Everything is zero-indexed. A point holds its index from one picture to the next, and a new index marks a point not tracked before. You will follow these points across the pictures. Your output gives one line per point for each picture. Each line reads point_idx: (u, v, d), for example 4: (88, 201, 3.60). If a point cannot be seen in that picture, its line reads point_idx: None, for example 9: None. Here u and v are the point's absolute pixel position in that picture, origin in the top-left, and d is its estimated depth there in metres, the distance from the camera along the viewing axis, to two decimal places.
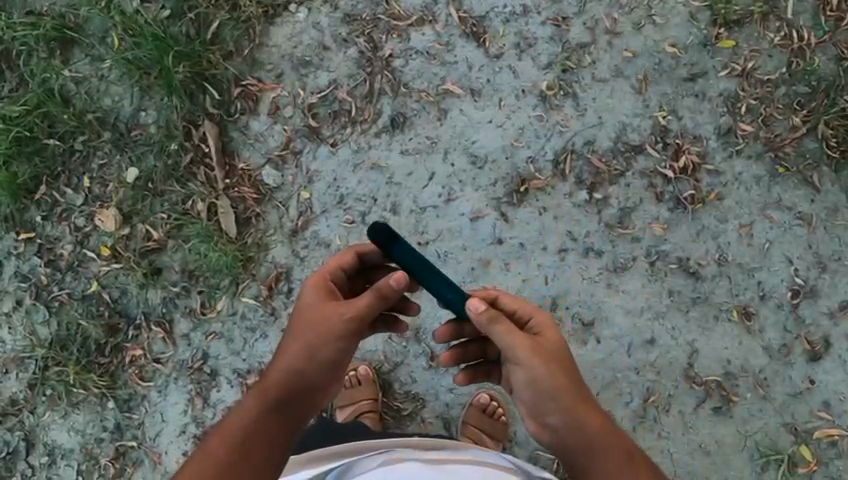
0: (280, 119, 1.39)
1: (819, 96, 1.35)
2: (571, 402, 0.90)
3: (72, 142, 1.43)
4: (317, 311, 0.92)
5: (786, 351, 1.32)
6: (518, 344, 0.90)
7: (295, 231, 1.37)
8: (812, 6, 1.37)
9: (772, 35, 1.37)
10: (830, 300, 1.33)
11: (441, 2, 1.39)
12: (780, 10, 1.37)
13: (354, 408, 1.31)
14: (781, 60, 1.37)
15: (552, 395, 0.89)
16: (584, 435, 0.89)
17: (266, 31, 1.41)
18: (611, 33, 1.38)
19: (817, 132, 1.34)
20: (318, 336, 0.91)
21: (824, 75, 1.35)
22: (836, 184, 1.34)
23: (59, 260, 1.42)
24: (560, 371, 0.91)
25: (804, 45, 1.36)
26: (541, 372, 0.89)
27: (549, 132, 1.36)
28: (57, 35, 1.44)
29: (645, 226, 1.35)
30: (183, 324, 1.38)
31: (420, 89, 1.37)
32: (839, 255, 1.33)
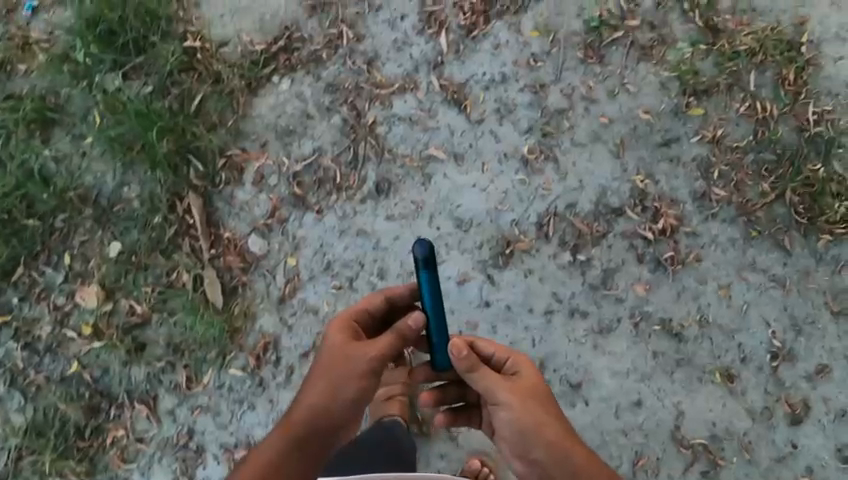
0: (266, 189, 1.39)
1: (784, 164, 1.39)
2: (549, 434, 1.02)
3: (52, 220, 1.41)
4: (340, 351, 1.08)
5: (769, 414, 1.34)
6: (498, 386, 1.04)
7: (283, 299, 1.35)
8: (772, 80, 1.42)
9: (738, 104, 1.42)
10: (808, 363, 1.35)
11: (422, 71, 1.43)
12: (744, 83, 1.42)
13: (383, 392, 1.30)
14: (748, 129, 1.41)
15: (531, 430, 1.02)
16: (562, 462, 1.01)
17: (250, 102, 1.43)
18: (587, 99, 1.43)
19: (785, 200, 1.38)
20: (342, 371, 1.07)
21: (787, 144, 1.40)
22: (806, 248, 1.38)
23: (37, 341, 1.38)
24: (537, 408, 1.03)
25: (767, 115, 1.41)
26: (520, 409, 1.02)
27: (531, 196, 1.39)
28: (37, 116, 1.44)
29: (628, 287, 1.37)
30: (168, 399, 1.34)
31: (405, 155, 1.39)
32: (813, 317, 1.36)
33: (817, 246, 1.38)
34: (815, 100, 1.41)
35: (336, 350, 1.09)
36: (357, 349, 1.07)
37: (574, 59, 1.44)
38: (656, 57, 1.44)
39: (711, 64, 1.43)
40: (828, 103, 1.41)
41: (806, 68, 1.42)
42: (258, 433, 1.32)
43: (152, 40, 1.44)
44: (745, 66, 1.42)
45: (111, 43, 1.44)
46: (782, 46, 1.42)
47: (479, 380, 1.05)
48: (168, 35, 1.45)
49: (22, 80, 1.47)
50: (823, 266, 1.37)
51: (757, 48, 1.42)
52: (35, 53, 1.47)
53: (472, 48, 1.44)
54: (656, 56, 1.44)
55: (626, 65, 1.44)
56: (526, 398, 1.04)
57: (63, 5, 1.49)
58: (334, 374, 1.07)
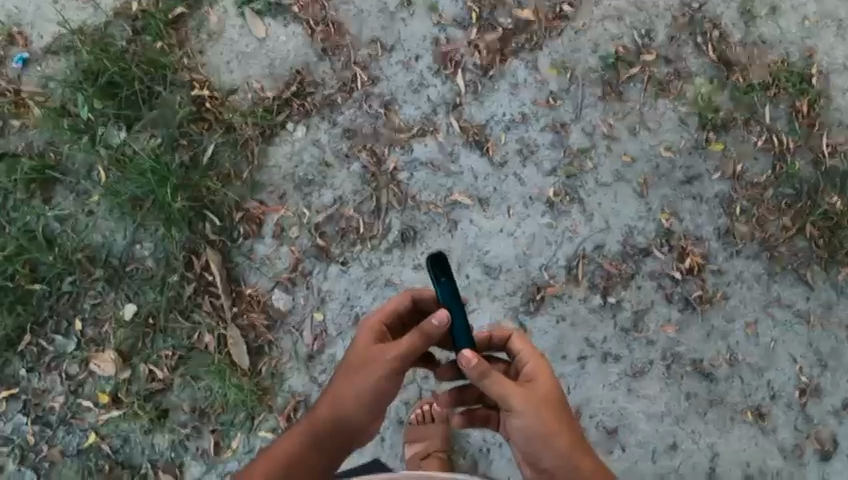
0: (287, 240, 1.34)
1: (804, 197, 1.38)
2: (560, 444, 0.95)
3: (60, 284, 1.36)
4: (364, 355, 0.98)
5: (799, 452, 1.32)
6: (510, 393, 0.94)
7: (312, 356, 1.30)
8: (786, 112, 1.41)
9: (755, 138, 1.41)
10: (834, 398, 1.33)
11: (440, 112, 1.40)
12: (760, 115, 1.41)
13: (422, 447, 1.21)
14: (767, 163, 1.40)
15: (541, 440, 0.95)
16: (574, 473, 0.95)
17: (265, 151, 1.38)
18: (609, 138, 1.41)
19: (804, 233, 1.37)
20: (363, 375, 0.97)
21: (806, 178, 1.39)
22: (828, 281, 1.36)
23: (49, 414, 1.33)
24: (551, 417, 0.95)
25: (784, 149, 1.40)
26: (533, 419, 0.94)
27: (559, 239, 1.36)
28: (38, 174, 1.39)
29: (658, 329, 1.35)
30: (194, 467, 1.29)
31: (429, 201, 1.35)
32: (837, 352, 1.35)
33: (838, 279, 1.36)
34: (827, 132, 1.41)
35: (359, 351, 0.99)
36: (381, 353, 0.97)
37: (592, 96, 1.43)
38: (673, 93, 1.43)
39: (727, 98, 1.42)
40: (840, 135, 1.41)
41: (818, 99, 1.41)
42: None
43: (158, 90, 1.40)
44: (760, 100, 1.41)
45: (113, 95, 1.40)
46: (794, 79, 1.41)
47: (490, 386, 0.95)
48: (174, 83, 1.41)
49: (18, 136, 1.42)
50: (845, 300, 1.36)
51: (771, 80, 1.41)
52: (29, 107, 1.42)
53: (491, 87, 1.41)
54: (673, 91, 1.43)
55: (644, 102, 1.43)
56: (544, 410, 0.95)
57: (57, 55, 1.45)
58: (355, 375, 0.97)
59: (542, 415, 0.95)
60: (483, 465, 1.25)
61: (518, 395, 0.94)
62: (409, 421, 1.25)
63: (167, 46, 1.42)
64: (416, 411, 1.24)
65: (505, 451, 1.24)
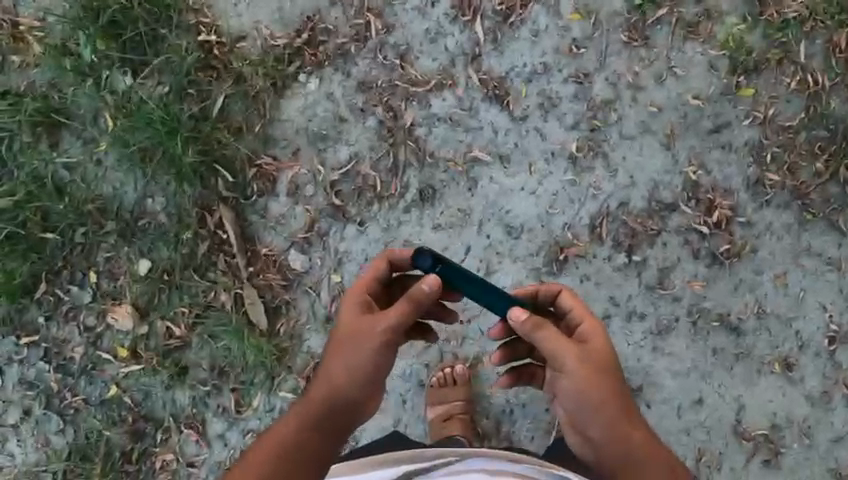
0: (301, 199, 1.32)
1: (840, 138, 1.35)
2: (610, 411, 0.93)
3: (72, 234, 1.34)
4: (353, 329, 0.95)
5: (828, 397, 1.33)
6: (562, 354, 0.92)
7: (330, 317, 1.31)
8: (823, 48, 1.36)
9: (789, 79, 1.36)
10: None
11: (458, 64, 1.35)
12: (794, 54, 1.36)
13: (443, 409, 1.23)
14: (799, 105, 1.36)
15: (592, 406, 0.93)
16: (618, 442, 0.94)
17: (276, 104, 1.34)
18: (634, 87, 1.36)
19: (839, 177, 1.34)
20: (356, 349, 0.94)
21: (841, 116, 1.35)
22: None
23: (70, 363, 1.34)
24: (601, 383, 0.93)
25: (819, 89, 1.36)
26: (584, 385, 0.92)
27: (582, 196, 1.32)
28: (42, 117, 1.34)
29: (685, 284, 1.33)
30: (216, 423, 1.32)
31: (448, 158, 1.32)
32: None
33: None
34: None
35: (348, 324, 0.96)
36: (370, 326, 0.94)
37: (618, 43, 1.36)
38: (703, 34, 1.37)
39: (760, 36, 1.36)
40: None
41: None
42: None
43: (162, 34, 1.34)
44: (796, 36, 1.36)
45: (117, 36, 1.34)
46: (832, 10, 1.35)
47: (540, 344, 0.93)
48: (180, 27, 1.35)
49: (18, 74, 1.36)
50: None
51: (807, 14, 1.35)
52: (29, 42, 1.36)
53: (511, 36, 1.35)
54: (703, 33, 1.37)
55: (672, 46, 1.37)
56: (595, 372, 0.93)
57: None
58: (349, 350, 0.94)
59: (592, 377, 0.93)
60: (507, 425, 1.28)
61: (570, 353, 0.92)
62: (431, 384, 1.26)
63: None
64: (438, 375, 1.26)
65: (527, 411, 1.28)
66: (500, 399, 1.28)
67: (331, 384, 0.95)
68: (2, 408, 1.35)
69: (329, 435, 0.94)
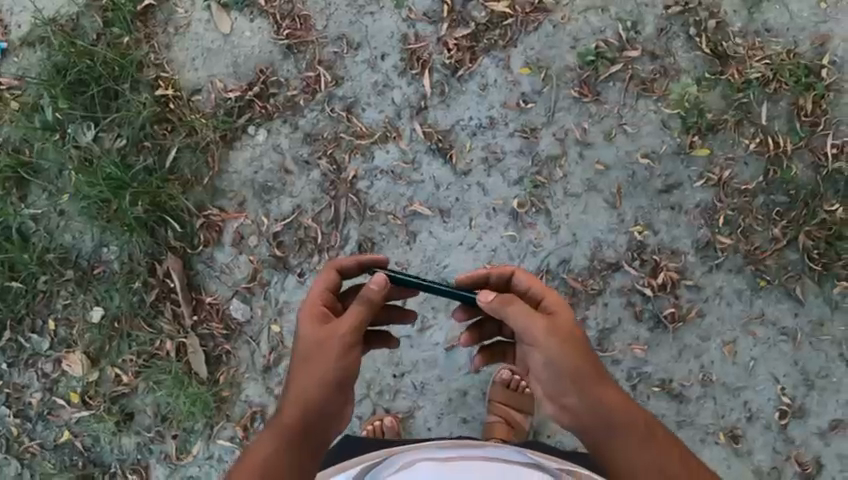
0: (245, 249, 1.35)
1: (799, 205, 1.32)
2: (586, 378, 0.91)
3: (34, 283, 1.39)
4: (316, 338, 0.95)
5: (777, 473, 1.31)
6: (533, 324, 0.92)
7: (268, 367, 1.33)
8: (788, 109, 1.34)
9: (748, 140, 1.34)
10: (819, 419, 1.32)
11: (404, 116, 1.36)
12: (755, 116, 1.34)
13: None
14: (758, 169, 1.34)
15: (568, 375, 0.91)
16: (598, 409, 0.90)
17: (226, 156, 1.38)
18: (582, 143, 1.35)
19: (797, 244, 1.32)
20: (322, 353, 0.94)
21: (802, 184, 1.33)
22: (820, 296, 1.32)
23: (28, 408, 1.39)
24: (574, 351, 0.91)
25: (781, 152, 1.33)
26: (559, 351, 0.91)
27: (522, 253, 1.32)
28: (11, 172, 1.39)
29: (626, 348, 1.32)
30: (159, 468, 1.35)
31: (388, 211, 1.33)
32: (826, 371, 1.32)
33: (832, 294, 1.32)
34: (835, 131, 1.33)
35: (309, 340, 0.95)
36: (333, 329, 0.95)
37: (568, 98, 1.36)
38: (657, 91, 1.35)
39: (718, 98, 1.35)
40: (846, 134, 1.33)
41: (826, 93, 1.33)
42: None
43: (122, 90, 1.38)
44: (758, 97, 1.34)
45: (81, 92, 1.38)
46: (800, 72, 1.33)
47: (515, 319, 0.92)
48: (138, 81, 1.39)
49: None
50: (839, 315, 1.32)
51: (772, 75, 1.33)
52: (6, 101, 1.41)
53: (458, 89, 1.36)
54: (658, 90, 1.35)
55: (624, 103, 1.36)
56: (569, 341, 0.92)
57: (33, 46, 1.43)
58: (316, 358, 0.94)
59: (567, 345, 0.91)
60: None
61: (541, 322, 0.92)
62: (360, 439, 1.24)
63: (135, 41, 1.41)
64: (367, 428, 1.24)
65: None
66: None
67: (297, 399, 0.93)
68: None
69: (308, 450, 0.91)
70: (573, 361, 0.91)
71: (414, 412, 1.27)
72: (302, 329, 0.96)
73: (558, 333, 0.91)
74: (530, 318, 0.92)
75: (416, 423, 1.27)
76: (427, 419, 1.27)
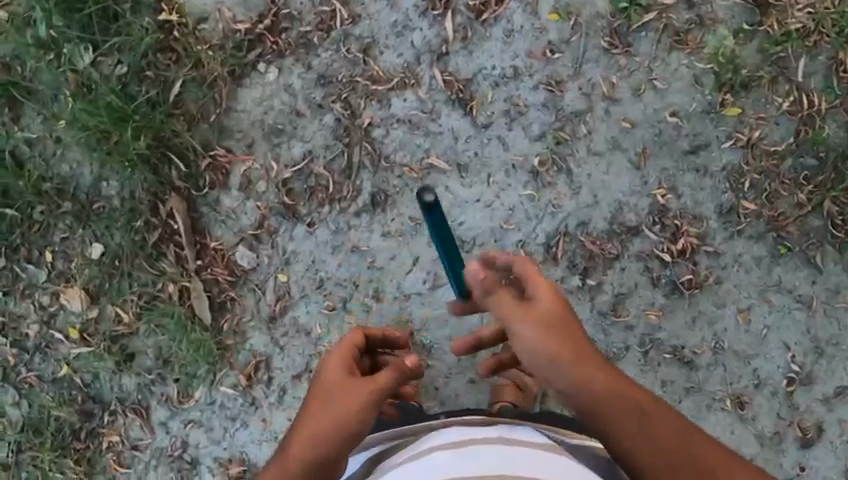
0: (253, 195, 1.30)
1: (827, 168, 1.27)
2: (568, 357, 0.83)
3: (30, 212, 1.34)
4: (336, 386, 0.88)
5: (779, 439, 1.29)
6: (518, 316, 0.84)
7: (274, 317, 1.28)
8: (826, 64, 1.28)
9: (781, 99, 1.28)
10: (826, 386, 1.29)
11: (423, 62, 1.29)
12: (791, 71, 1.28)
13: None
14: (789, 128, 1.28)
15: (554, 360, 0.82)
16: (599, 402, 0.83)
17: (234, 93, 1.31)
18: (609, 99, 1.28)
19: (822, 209, 1.27)
20: (342, 402, 0.86)
21: (833, 144, 1.27)
22: (840, 264, 1.29)
23: (24, 340, 1.33)
24: (559, 327, 0.84)
25: (813, 111, 1.28)
26: (542, 336, 0.83)
27: (540, 213, 1.27)
28: (3, 90, 1.32)
29: (640, 313, 1.29)
30: (159, 411, 1.30)
31: (403, 163, 1.27)
32: (837, 339, 1.29)
33: None
34: None
35: (331, 383, 0.89)
36: (358, 383, 0.87)
37: (597, 49, 1.28)
38: (691, 44, 1.28)
39: (754, 50, 1.28)
40: None
41: None
42: (250, 452, 1.27)
43: (122, 12, 1.30)
44: (796, 51, 1.28)
45: (78, 10, 1.29)
46: (841, 24, 1.26)
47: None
48: (140, 4, 1.31)
49: None
50: None
51: (813, 26, 1.27)
52: None
53: (482, 35, 1.28)
54: (691, 43, 1.28)
55: (656, 56, 1.29)
56: (558, 318, 0.84)
57: None
58: (332, 408, 0.86)
59: (558, 320, 0.84)
60: None
61: (534, 312, 0.84)
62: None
63: None
64: None
65: None
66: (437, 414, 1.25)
67: (308, 448, 0.85)
68: None
69: None
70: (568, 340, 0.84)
71: (423, 371, 1.26)
72: (326, 371, 0.91)
73: (541, 320, 0.83)
74: (516, 306, 0.84)
75: (424, 382, 1.26)
76: (435, 379, 1.26)
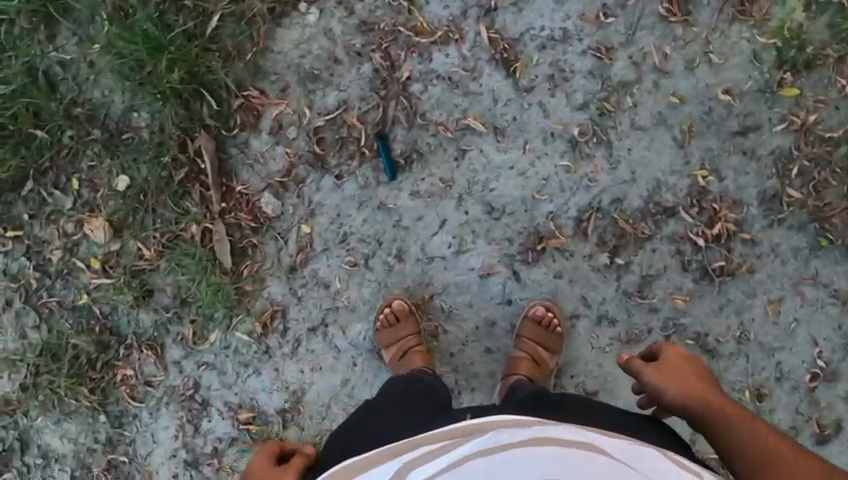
0: (283, 140, 1.27)
1: None
2: (691, 374, 0.95)
3: (60, 136, 1.32)
4: (266, 475, 0.90)
5: (794, 433, 1.27)
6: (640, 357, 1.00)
7: (294, 268, 1.26)
8: None
9: (844, 81, 1.22)
10: None
11: (470, 16, 1.24)
12: None
13: (397, 347, 1.20)
14: None
15: (681, 379, 0.94)
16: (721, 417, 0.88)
17: (272, 32, 1.28)
18: (660, 72, 1.23)
19: None
20: (269, 464, 0.93)
21: None
22: None
23: (47, 264, 1.33)
24: (686, 363, 0.97)
25: None
26: (661, 372, 0.95)
27: (575, 186, 1.23)
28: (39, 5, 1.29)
29: (667, 296, 1.25)
30: (174, 350, 1.30)
31: (439, 121, 1.23)
32: None
33: None
34: None
35: (258, 466, 0.92)
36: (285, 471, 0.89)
37: (653, 16, 1.22)
38: (756, 16, 1.22)
39: (825, 25, 1.21)
40: None
41: None
42: (261, 399, 1.27)
43: None
44: None
45: None
46: None
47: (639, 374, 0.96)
48: None
49: None
50: None
51: None
52: None
53: None
54: (756, 15, 1.22)
55: (715, 27, 1.22)
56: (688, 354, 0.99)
57: None
58: (267, 472, 0.91)
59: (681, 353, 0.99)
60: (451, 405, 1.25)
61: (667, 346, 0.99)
62: (376, 328, 1.22)
63: None
64: (379, 316, 1.22)
65: (475, 397, 1.24)
66: (450, 380, 1.24)
67: None
68: None
69: None
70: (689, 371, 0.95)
71: (438, 336, 1.24)
72: (254, 459, 0.95)
73: (672, 351, 0.98)
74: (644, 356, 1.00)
75: (439, 347, 1.24)
76: (451, 345, 1.24)
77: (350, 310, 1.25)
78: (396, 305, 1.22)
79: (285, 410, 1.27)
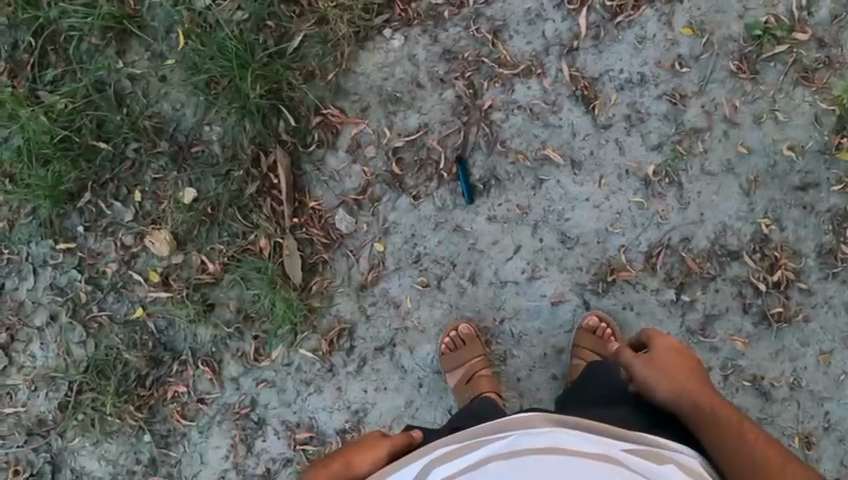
0: (360, 159, 1.28)
1: None
2: (677, 367, 0.98)
3: (124, 148, 1.28)
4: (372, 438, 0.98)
5: None
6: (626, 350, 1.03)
7: (364, 286, 1.27)
8: None
9: None
10: None
11: (552, 53, 1.28)
12: None
13: (463, 372, 1.22)
14: None
15: (671, 372, 0.97)
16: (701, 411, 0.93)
17: (355, 54, 1.29)
18: (729, 121, 1.28)
19: None
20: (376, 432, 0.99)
21: None
22: None
23: (100, 277, 1.29)
24: (678, 356, 1.01)
25: None
26: (649, 364, 0.98)
27: (647, 222, 1.27)
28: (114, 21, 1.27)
29: (726, 338, 1.28)
30: (233, 366, 1.27)
31: (519, 150, 1.27)
32: None
33: None
34: None
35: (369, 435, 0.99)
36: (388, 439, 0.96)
37: (724, 70, 1.29)
38: (817, 83, 1.28)
39: None
40: None
41: None
42: (322, 418, 1.26)
43: None
44: None
45: None
46: None
47: (631, 366, 1.00)
48: None
49: None
50: None
51: None
52: None
53: (614, 36, 1.28)
54: (817, 82, 1.28)
55: (781, 88, 1.28)
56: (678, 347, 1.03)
57: None
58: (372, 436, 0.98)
59: (671, 345, 1.03)
60: None
61: (659, 339, 1.03)
62: (439, 353, 1.24)
63: None
64: (445, 341, 1.24)
65: None
66: (514, 405, 1.26)
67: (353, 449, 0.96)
68: (29, 308, 1.29)
69: None
70: (676, 364, 0.99)
71: (506, 360, 1.26)
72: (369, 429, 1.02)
73: (664, 344, 1.02)
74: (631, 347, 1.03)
75: (508, 374, 1.27)
76: (519, 370, 1.26)
77: (419, 332, 1.27)
78: (465, 328, 1.23)
79: (345, 430, 1.26)
